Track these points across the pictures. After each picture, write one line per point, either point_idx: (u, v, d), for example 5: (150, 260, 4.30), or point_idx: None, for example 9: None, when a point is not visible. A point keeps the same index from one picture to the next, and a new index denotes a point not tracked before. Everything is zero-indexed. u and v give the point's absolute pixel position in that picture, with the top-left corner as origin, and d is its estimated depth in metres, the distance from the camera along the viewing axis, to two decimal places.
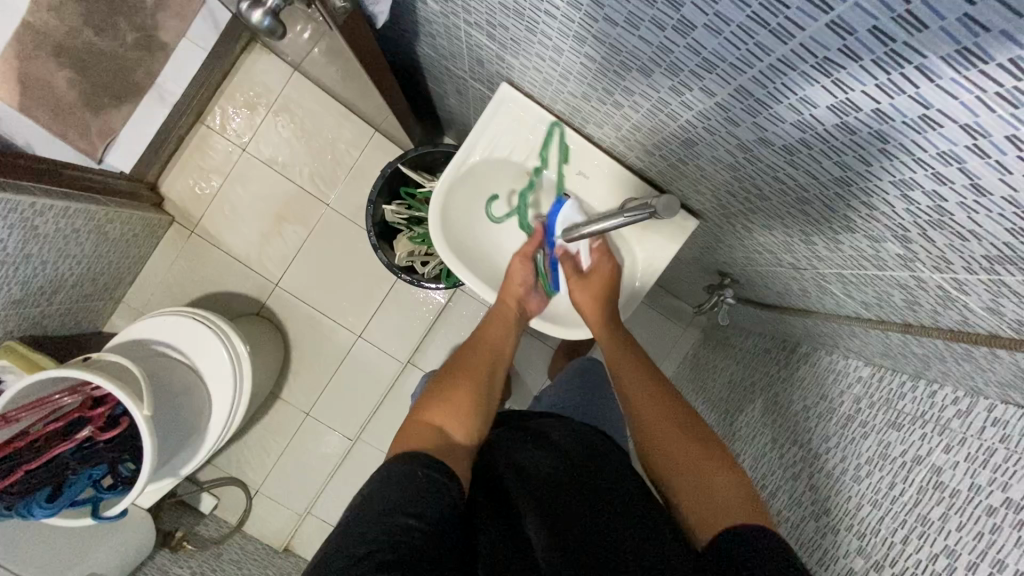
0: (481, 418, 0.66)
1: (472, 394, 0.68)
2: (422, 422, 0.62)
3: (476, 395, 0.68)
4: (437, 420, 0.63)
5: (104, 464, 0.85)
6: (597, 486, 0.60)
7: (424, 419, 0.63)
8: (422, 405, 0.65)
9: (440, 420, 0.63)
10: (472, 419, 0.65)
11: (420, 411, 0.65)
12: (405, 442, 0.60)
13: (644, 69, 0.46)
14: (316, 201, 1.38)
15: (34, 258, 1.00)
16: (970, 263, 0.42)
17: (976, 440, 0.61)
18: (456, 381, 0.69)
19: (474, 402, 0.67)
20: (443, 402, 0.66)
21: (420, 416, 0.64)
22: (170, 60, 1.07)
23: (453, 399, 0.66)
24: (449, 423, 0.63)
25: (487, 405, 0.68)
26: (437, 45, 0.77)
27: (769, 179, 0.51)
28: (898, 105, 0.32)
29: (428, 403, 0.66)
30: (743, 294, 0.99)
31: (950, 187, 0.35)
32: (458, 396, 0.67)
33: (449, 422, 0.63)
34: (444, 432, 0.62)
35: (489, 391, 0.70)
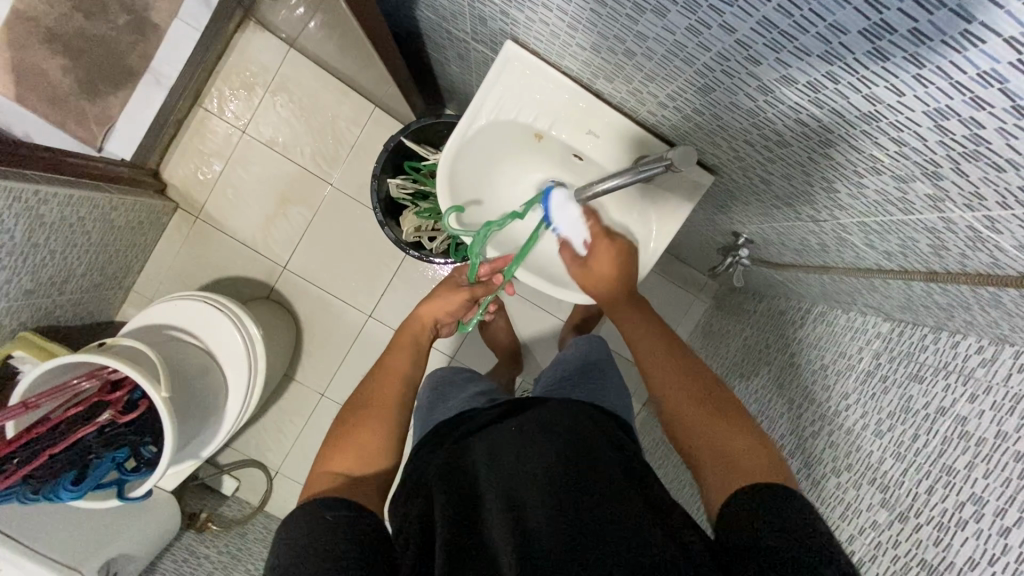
0: (387, 445, 0.66)
1: (378, 429, 0.67)
2: (326, 471, 0.62)
3: (382, 433, 0.67)
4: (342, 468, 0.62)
5: (127, 446, 0.86)
6: (597, 469, 0.59)
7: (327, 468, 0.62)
8: (324, 454, 0.65)
9: (345, 467, 0.62)
10: (379, 451, 0.65)
11: (324, 460, 0.64)
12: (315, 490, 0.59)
13: (659, 9, 0.44)
14: (320, 181, 1.36)
15: (42, 248, 1.00)
16: (1004, 197, 0.40)
17: (1002, 387, 0.61)
18: (361, 417, 0.68)
19: (380, 435, 0.67)
20: (344, 447, 0.64)
21: (325, 465, 0.63)
22: (164, 40, 1.04)
23: (355, 440, 0.65)
24: (355, 465, 0.63)
25: (395, 432, 0.68)
26: (437, 6, 0.74)
27: (789, 121, 0.49)
28: (937, 22, 0.30)
29: (328, 451, 0.65)
30: (758, 254, 0.97)
31: (989, 112, 0.34)
32: (362, 438, 0.66)
33: (353, 464, 0.63)
34: (350, 476, 0.62)
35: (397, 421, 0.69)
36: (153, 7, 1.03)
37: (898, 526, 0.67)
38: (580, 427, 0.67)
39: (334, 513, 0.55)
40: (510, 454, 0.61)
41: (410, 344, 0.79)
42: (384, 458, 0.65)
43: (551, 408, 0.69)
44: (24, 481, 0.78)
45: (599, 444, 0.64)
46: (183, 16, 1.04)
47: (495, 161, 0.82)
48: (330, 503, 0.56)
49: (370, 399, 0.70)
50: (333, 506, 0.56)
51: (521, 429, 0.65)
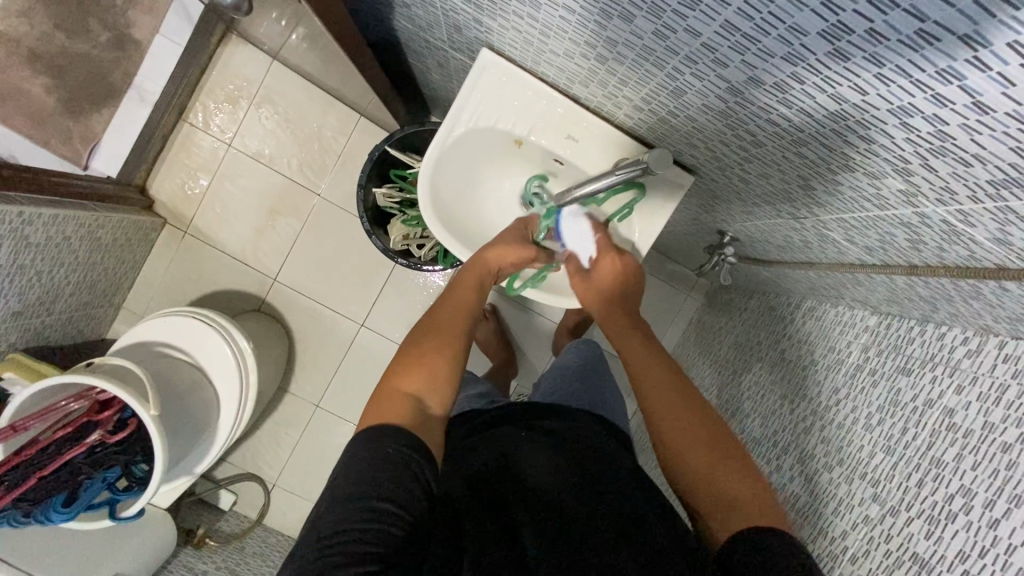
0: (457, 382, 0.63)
1: (451, 362, 0.63)
2: (397, 392, 0.59)
3: (451, 361, 0.63)
4: (410, 391, 0.59)
5: (118, 467, 0.85)
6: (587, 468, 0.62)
7: (399, 390, 0.59)
8: (394, 374, 0.61)
9: (414, 390, 0.60)
10: (449, 386, 0.62)
11: (395, 380, 0.60)
12: (383, 414, 0.56)
13: (625, 14, 0.44)
14: (308, 192, 1.36)
15: (28, 269, 0.99)
16: (974, 191, 0.40)
17: (988, 378, 0.61)
18: (432, 345, 0.64)
19: (452, 371, 0.63)
20: (416, 372, 0.61)
21: (395, 385, 0.60)
22: (146, 57, 1.07)
23: (428, 367, 0.62)
24: (423, 391, 0.60)
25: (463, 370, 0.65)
26: (413, 16, 0.74)
27: (762, 120, 0.49)
28: (892, 22, 0.30)
29: (398, 372, 0.61)
30: (744, 252, 0.97)
31: (951, 109, 0.34)
32: (435, 366, 0.62)
33: (426, 393, 0.60)
34: (420, 403, 0.59)
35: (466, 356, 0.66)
36: (134, 24, 1.04)
37: (889, 520, 0.66)
38: (580, 440, 0.68)
39: (396, 446, 0.52)
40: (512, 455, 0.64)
41: (477, 282, 0.75)
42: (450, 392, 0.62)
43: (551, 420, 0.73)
44: (14, 504, 0.79)
45: (598, 457, 0.66)
46: (165, 32, 1.06)
47: (482, 168, 0.83)
48: (397, 433, 0.53)
49: (440, 330, 0.66)
50: (398, 438, 0.53)
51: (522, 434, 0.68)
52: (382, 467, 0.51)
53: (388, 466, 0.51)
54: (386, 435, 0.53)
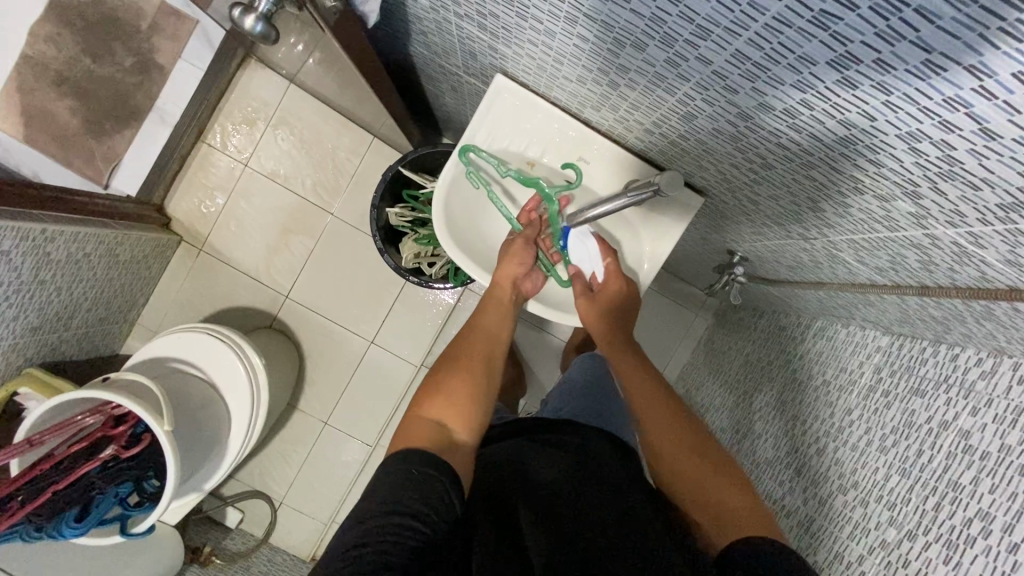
0: (485, 401, 0.64)
1: (474, 384, 0.64)
2: (421, 418, 0.60)
3: (474, 384, 0.64)
4: (435, 416, 0.60)
5: (130, 482, 0.86)
6: (602, 480, 0.62)
7: (424, 415, 0.60)
8: (419, 400, 0.62)
9: (440, 414, 0.61)
10: (473, 406, 0.63)
11: (420, 404, 0.62)
12: (408, 440, 0.57)
13: (639, 43, 0.46)
14: (321, 211, 1.39)
15: (48, 285, 1.01)
16: (984, 213, 0.41)
17: (1004, 400, 0.61)
18: (454, 369, 0.65)
19: (477, 391, 0.64)
20: (441, 398, 0.62)
21: (420, 410, 0.61)
22: (168, 80, 1.12)
23: (451, 391, 0.63)
24: (447, 414, 0.61)
25: (490, 392, 0.66)
26: (429, 43, 0.77)
27: (772, 145, 0.50)
28: (899, 53, 0.31)
29: (424, 398, 0.62)
30: (754, 272, 0.98)
31: (958, 135, 0.35)
32: (460, 388, 0.63)
33: (450, 416, 0.61)
34: (445, 425, 0.60)
35: (492, 378, 0.67)
36: (157, 49, 1.09)
37: (907, 544, 0.65)
38: (582, 447, 0.69)
39: (419, 465, 0.53)
40: (529, 465, 0.63)
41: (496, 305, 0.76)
42: (477, 413, 0.62)
43: (564, 432, 0.73)
44: (26, 519, 0.78)
45: (605, 467, 0.66)
46: (187, 57, 1.11)
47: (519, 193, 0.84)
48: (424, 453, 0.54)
49: (466, 356, 0.68)
50: (422, 460, 0.53)
51: (535, 446, 0.68)
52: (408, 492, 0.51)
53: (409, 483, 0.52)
54: (410, 458, 0.54)
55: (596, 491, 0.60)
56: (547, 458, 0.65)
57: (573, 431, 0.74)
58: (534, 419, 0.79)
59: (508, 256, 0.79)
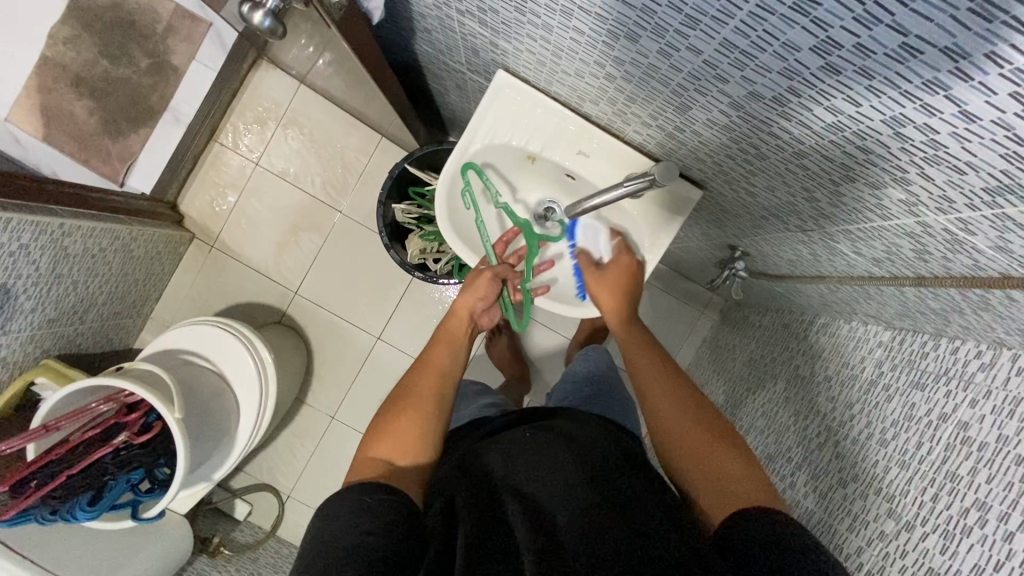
0: (432, 438, 0.66)
1: (420, 419, 0.66)
2: (370, 457, 0.63)
3: (423, 423, 0.66)
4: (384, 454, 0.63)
5: (141, 470, 0.88)
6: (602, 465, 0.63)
7: (372, 454, 0.63)
8: (370, 439, 0.65)
9: (388, 453, 0.63)
10: (422, 444, 0.65)
11: (369, 444, 0.64)
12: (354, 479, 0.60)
13: (632, 35, 0.47)
14: (329, 209, 1.41)
15: (66, 278, 1.05)
16: (971, 199, 0.42)
17: (1002, 391, 0.61)
18: (404, 406, 0.67)
19: (423, 426, 0.66)
20: (389, 435, 0.64)
21: (369, 450, 0.64)
22: (182, 80, 1.14)
23: (401, 430, 0.65)
24: (395, 453, 0.63)
25: (436, 424, 0.67)
26: (433, 40, 0.78)
27: (765, 134, 0.51)
28: (878, 37, 0.32)
29: (374, 435, 0.65)
30: (756, 267, 0.99)
31: (940, 118, 0.36)
32: (408, 425, 0.65)
33: (398, 452, 0.63)
34: (392, 463, 0.62)
35: (442, 414, 0.69)
36: (172, 51, 1.12)
37: (905, 535, 0.65)
38: (580, 432, 0.70)
39: (373, 495, 0.55)
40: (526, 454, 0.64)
41: (453, 338, 0.77)
42: (426, 450, 0.65)
43: (564, 420, 0.74)
44: (42, 501, 0.81)
45: (605, 452, 0.66)
46: (200, 58, 1.14)
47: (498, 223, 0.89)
48: (372, 487, 0.57)
49: (416, 390, 0.69)
50: (370, 490, 0.56)
51: (535, 432, 0.68)
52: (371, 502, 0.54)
53: (366, 502, 0.55)
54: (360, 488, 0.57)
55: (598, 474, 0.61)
56: (548, 442, 0.65)
57: (574, 417, 0.75)
58: (534, 409, 0.80)
59: (473, 286, 0.82)
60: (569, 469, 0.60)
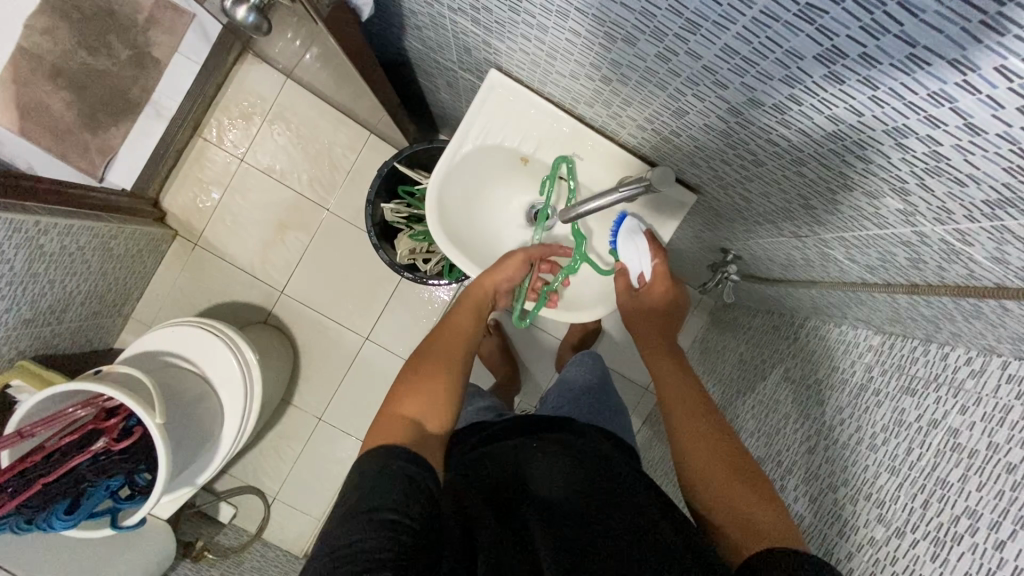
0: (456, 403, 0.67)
1: (445, 387, 0.66)
2: (397, 416, 0.61)
3: (450, 387, 0.67)
4: (411, 413, 0.62)
5: (122, 476, 0.86)
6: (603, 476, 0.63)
7: (400, 412, 0.62)
8: (396, 398, 0.64)
9: (415, 412, 0.62)
10: (447, 406, 0.65)
11: (393, 404, 0.63)
12: (384, 437, 0.58)
13: (630, 38, 0.46)
14: (317, 207, 1.38)
15: (42, 277, 1.01)
16: (970, 210, 0.41)
17: (992, 398, 0.61)
18: (432, 370, 0.67)
19: (448, 394, 0.66)
20: (417, 396, 0.64)
21: (395, 409, 0.62)
22: (164, 74, 1.11)
23: (427, 392, 0.65)
24: (423, 413, 0.63)
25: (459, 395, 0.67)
26: (424, 37, 0.77)
27: (762, 140, 0.50)
28: (884, 47, 0.31)
29: (400, 396, 0.64)
30: (747, 270, 0.98)
31: (944, 130, 0.35)
32: (434, 387, 0.65)
33: (427, 412, 0.63)
34: (419, 424, 0.61)
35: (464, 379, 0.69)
36: (154, 43, 1.08)
37: (895, 542, 0.66)
38: (581, 444, 0.70)
39: (402, 463, 0.54)
40: (536, 469, 0.64)
41: (475, 308, 0.77)
42: (449, 413, 0.65)
43: (564, 431, 0.74)
44: (17, 510, 0.78)
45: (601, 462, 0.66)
46: (183, 49, 1.11)
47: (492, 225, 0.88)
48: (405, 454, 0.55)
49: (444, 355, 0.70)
50: (399, 459, 0.54)
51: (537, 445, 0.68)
52: (390, 481, 0.52)
53: (385, 478, 0.52)
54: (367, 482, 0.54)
55: (599, 493, 0.60)
56: (553, 458, 0.65)
57: (576, 430, 0.75)
58: (531, 416, 0.79)
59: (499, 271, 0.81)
60: (568, 493, 0.60)
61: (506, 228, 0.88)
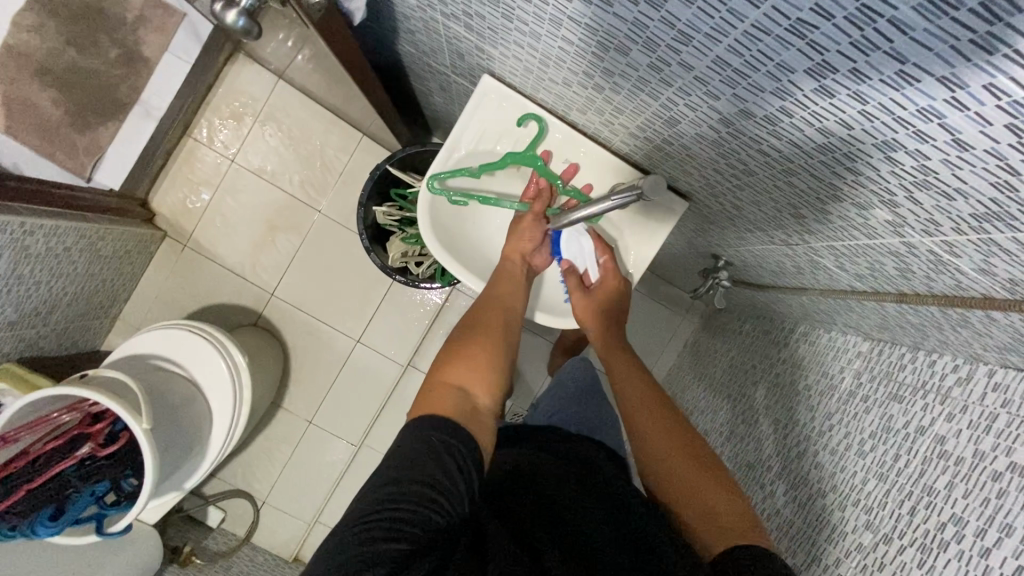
0: (501, 372, 0.66)
1: (493, 354, 0.67)
2: (444, 383, 0.62)
3: (495, 356, 0.67)
4: (456, 381, 0.62)
5: (107, 481, 0.84)
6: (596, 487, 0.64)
7: (445, 380, 0.62)
8: (442, 366, 0.64)
9: (462, 381, 0.62)
10: (493, 375, 0.65)
11: (442, 371, 0.63)
12: (432, 405, 0.59)
13: (622, 47, 0.46)
14: (308, 209, 1.38)
15: (27, 279, 0.99)
16: (958, 223, 0.41)
17: (978, 406, 0.62)
18: (477, 340, 0.67)
19: (495, 364, 0.66)
20: (462, 364, 0.64)
21: (442, 377, 0.63)
22: (154, 74, 1.10)
23: (472, 360, 0.65)
24: (470, 382, 0.63)
25: (505, 363, 0.67)
26: (417, 42, 0.76)
27: (753, 151, 0.51)
28: (874, 63, 0.32)
29: (447, 364, 0.64)
30: (739, 276, 0.99)
31: (933, 145, 0.35)
32: (477, 356, 0.65)
33: (473, 382, 0.63)
34: (465, 391, 0.62)
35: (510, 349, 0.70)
36: (143, 42, 1.06)
37: (882, 548, 0.66)
38: (577, 455, 0.71)
39: (441, 437, 0.54)
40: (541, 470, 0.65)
41: (512, 279, 0.77)
42: (496, 382, 0.65)
43: (561, 440, 0.75)
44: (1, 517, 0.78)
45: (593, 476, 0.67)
46: (171, 48, 1.09)
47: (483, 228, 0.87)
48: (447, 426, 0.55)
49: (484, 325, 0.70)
50: (441, 430, 0.55)
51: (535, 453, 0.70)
52: (433, 458, 0.52)
53: (427, 453, 0.53)
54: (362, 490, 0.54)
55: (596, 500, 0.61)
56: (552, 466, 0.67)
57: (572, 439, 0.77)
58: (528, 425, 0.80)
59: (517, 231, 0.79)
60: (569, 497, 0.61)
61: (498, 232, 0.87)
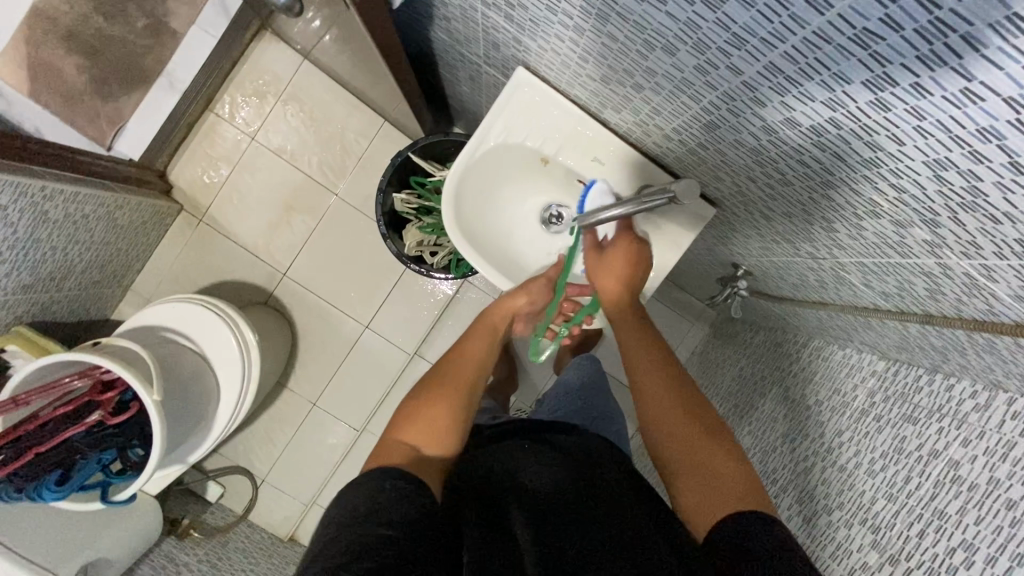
0: (459, 429, 0.66)
1: (449, 410, 0.67)
2: (399, 440, 0.63)
3: (452, 411, 0.66)
4: (411, 439, 0.63)
5: (113, 450, 0.85)
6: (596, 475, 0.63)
7: (401, 438, 0.63)
8: (399, 425, 0.65)
9: (414, 437, 0.63)
10: (450, 432, 0.65)
11: (396, 432, 0.64)
12: (381, 460, 0.60)
13: (669, 47, 0.46)
14: (325, 191, 1.37)
15: (43, 244, 1.00)
16: (1000, 247, 0.40)
17: (995, 433, 0.60)
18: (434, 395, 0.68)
19: (449, 417, 0.66)
20: (416, 421, 0.65)
21: (398, 436, 0.64)
22: (179, 46, 1.02)
23: (428, 418, 0.65)
24: (423, 439, 0.63)
25: (462, 422, 0.67)
26: (451, 29, 0.76)
27: (792, 161, 0.50)
28: (938, 78, 0.31)
29: (402, 423, 0.65)
30: (756, 286, 0.98)
31: (987, 166, 0.34)
32: (432, 411, 0.66)
33: (425, 436, 0.63)
34: (419, 450, 0.62)
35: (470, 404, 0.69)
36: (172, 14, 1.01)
37: (888, 569, 0.66)
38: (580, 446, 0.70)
39: (390, 484, 0.54)
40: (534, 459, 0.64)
41: (488, 330, 0.78)
42: (451, 441, 0.64)
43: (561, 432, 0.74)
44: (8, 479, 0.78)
45: (600, 467, 0.66)
46: (200, 24, 1.01)
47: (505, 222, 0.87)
48: (393, 472, 0.55)
49: (446, 379, 0.70)
50: (390, 476, 0.55)
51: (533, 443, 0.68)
52: (404, 497, 0.52)
53: (397, 486, 0.53)
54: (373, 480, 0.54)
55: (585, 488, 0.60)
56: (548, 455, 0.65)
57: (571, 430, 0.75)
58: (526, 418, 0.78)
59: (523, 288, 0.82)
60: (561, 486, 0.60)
61: (519, 225, 0.87)
